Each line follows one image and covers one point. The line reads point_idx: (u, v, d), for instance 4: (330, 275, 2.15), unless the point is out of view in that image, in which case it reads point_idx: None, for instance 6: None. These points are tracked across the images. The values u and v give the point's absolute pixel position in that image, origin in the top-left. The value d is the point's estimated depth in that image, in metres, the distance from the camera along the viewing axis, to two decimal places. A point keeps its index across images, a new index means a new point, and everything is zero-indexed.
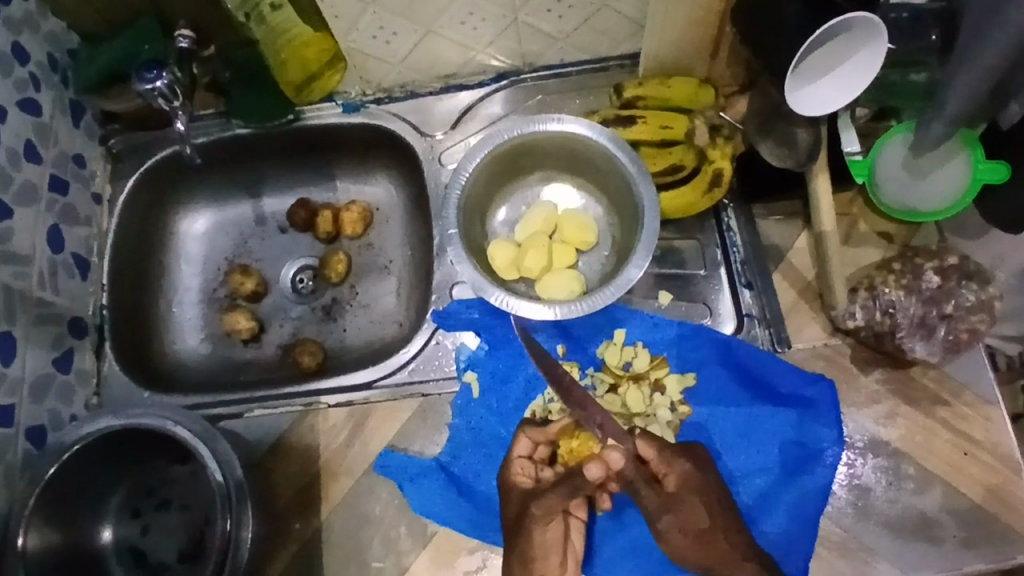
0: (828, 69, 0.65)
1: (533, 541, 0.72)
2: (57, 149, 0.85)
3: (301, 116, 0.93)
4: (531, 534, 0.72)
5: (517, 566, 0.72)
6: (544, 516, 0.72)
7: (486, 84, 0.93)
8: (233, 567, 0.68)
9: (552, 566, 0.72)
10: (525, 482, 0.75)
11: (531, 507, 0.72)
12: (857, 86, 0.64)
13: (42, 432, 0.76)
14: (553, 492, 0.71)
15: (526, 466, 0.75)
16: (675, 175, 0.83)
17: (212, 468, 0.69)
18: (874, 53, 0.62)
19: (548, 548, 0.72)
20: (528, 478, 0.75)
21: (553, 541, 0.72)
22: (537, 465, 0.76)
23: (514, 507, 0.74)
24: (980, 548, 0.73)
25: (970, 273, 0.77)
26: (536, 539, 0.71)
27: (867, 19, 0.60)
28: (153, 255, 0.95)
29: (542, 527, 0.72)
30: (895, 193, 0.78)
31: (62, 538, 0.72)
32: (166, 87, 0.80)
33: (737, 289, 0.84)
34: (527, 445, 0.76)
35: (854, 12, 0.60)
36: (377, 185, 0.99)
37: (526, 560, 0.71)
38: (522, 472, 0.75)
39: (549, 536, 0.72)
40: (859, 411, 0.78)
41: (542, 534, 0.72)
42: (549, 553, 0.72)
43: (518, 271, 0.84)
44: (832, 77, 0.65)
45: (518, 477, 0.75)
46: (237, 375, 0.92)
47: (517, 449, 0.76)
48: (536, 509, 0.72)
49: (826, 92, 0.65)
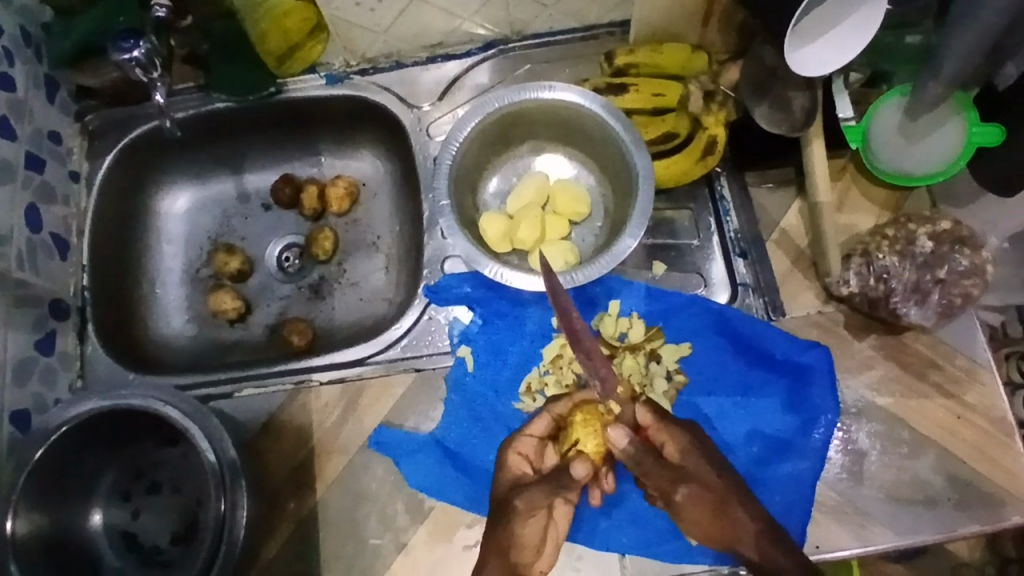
0: (816, 35, 0.64)
1: (512, 530, 0.69)
2: (33, 126, 0.82)
3: (283, 88, 0.90)
4: (514, 525, 0.69)
5: (494, 555, 0.68)
6: (526, 509, 0.69)
7: (474, 54, 0.91)
8: (229, 546, 0.67)
9: (526, 556, 0.69)
10: (521, 470, 0.73)
11: (515, 499, 0.70)
12: (843, 56, 0.64)
13: (27, 415, 0.74)
14: (538, 486, 0.71)
15: (530, 449, 0.74)
16: (669, 143, 0.82)
17: (204, 448, 0.68)
18: (863, 26, 0.63)
19: (527, 540, 0.69)
20: (528, 466, 0.73)
21: (537, 533, 0.70)
22: (541, 451, 0.75)
23: (502, 492, 0.72)
24: (974, 510, 0.73)
25: (962, 238, 0.76)
26: (517, 531, 0.68)
27: None
28: (134, 234, 0.93)
29: (524, 517, 0.69)
30: (888, 156, 0.78)
31: (52, 524, 0.70)
32: (143, 58, 0.77)
33: (731, 259, 0.84)
34: (542, 428, 0.75)
35: None
36: (363, 160, 0.97)
37: (501, 544, 0.68)
38: (520, 454, 0.74)
39: (529, 529, 0.69)
40: (853, 377, 0.78)
41: (524, 527, 0.69)
42: (527, 545, 0.69)
43: (510, 243, 0.83)
44: (826, 41, 0.64)
45: (517, 460, 0.73)
46: (226, 354, 0.90)
47: (530, 428, 0.75)
48: (521, 501, 0.70)
49: (826, 54, 0.64)
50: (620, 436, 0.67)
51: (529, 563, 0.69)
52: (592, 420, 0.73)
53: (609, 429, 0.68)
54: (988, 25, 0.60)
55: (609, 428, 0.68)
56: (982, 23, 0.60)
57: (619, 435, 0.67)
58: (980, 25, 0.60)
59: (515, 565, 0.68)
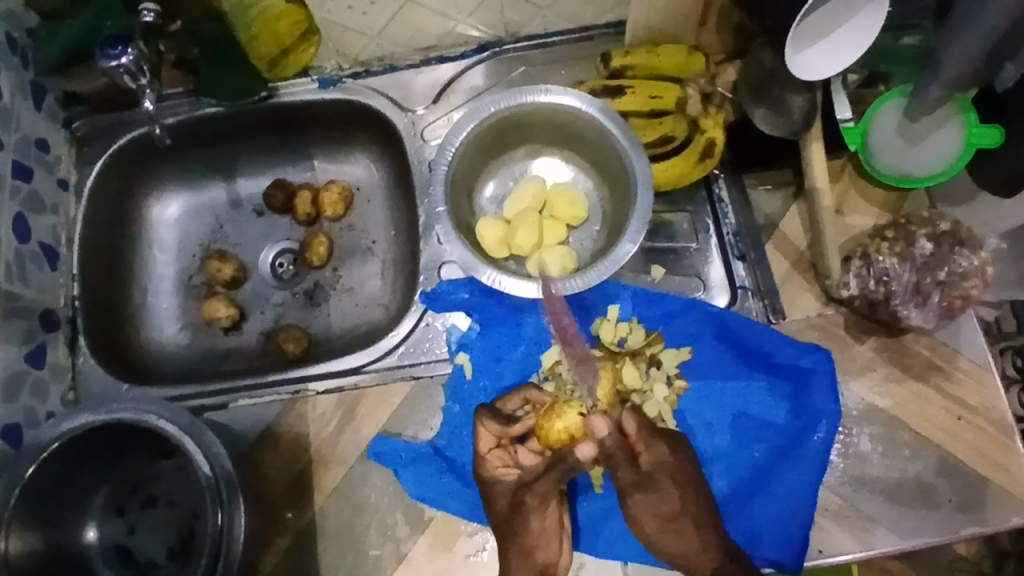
0: (807, 43, 0.63)
1: (528, 530, 0.70)
2: (19, 134, 0.81)
3: (274, 92, 0.89)
4: (529, 524, 0.70)
5: (518, 560, 0.70)
6: (539, 504, 0.70)
7: (467, 56, 0.90)
8: (228, 560, 0.66)
9: (551, 553, 0.70)
10: (508, 476, 0.73)
11: (525, 497, 0.70)
12: (822, 72, 0.64)
13: (18, 431, 0.73)
14: (545, 478, 0.70)
15: (503, 457, 0.74)
16: (666, 146, 0.81)
17: (200, 461, 0.67)
18: (846, 51, 0.63)
19: (547, 535, 0.70)
20: (511, 470, 0.74)
21: (551, 527, 0.71)
22: (511, 452, 0.75)
23: (507, 497, 0.72)
24: (977, 512, 0.73)
25: (962, 239, 0.76)
26: (532, 530, 0.70)
27: (864, 20, 0.62)
28: (125, 242, 0.91)
29: (540, 514, 0.70)
30: (889, 158, 0.78)
31: (45, 541, 0.69)
32: (132, 64, 0.75)
33: (730, 262, 0.83)
34: (491, 437, 0.75)
35: (857, 10, 0.61)
36: (356, 164, 0.96)
37: (523, 546, 0.69)
38: (501, 465, 0.74)
39: (548, 522, 0.71)
40: (855, 380, 0.78)
41: (538, 524, 0.70)
42: (546, 541, 0.70)
43: (508, 248, 0.82)
44: (811, 53, 0.63)
45: (497, 472, 0.73)
46: (221, 364, 0.89)
47: (483, 445, 0.74)
48: (531, 498, 0.70)
49: (809, 63, 0.64)
50: (601, 425, 0.68)
51: (556, 560, 0.70)
52: (577, 404, 0.72)
53: (591, 419, 0.68)
54: (990, 28, 0.59)
55: (591, 418, 0.68)
56: (983, 26, 0.60)
57: (601, 424, 0.68)
58: (982, 28, 0.60)
59: (542, 564, 0.70)
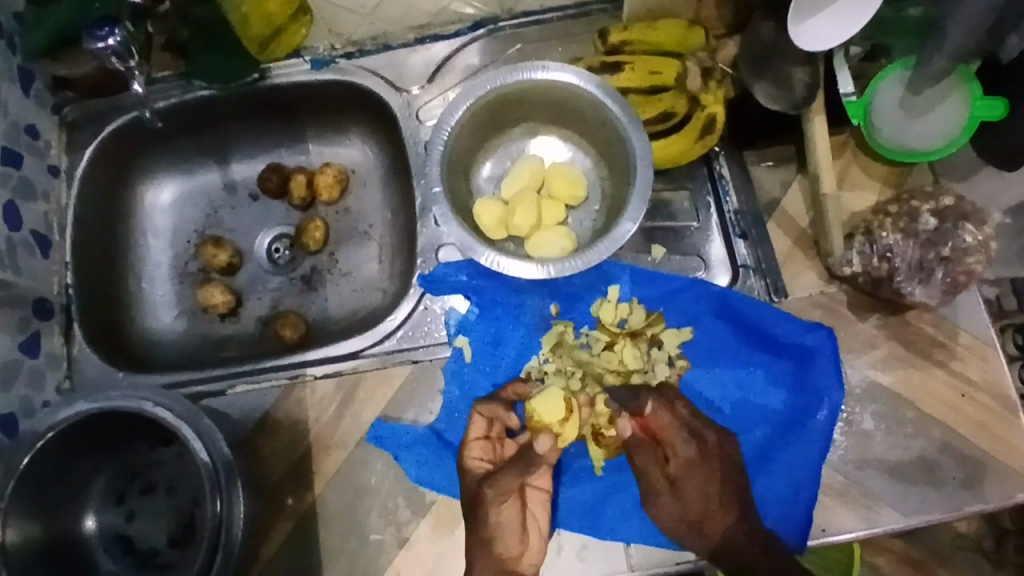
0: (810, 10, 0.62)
1: (489, 522, 0.72)
2: (8, 121, 0.79)
3: (266, 74, 0.87)
4: (490, 515, 0.72)
5: (478, 550, 0.72)
6: (497, 497, 0.73)
7: (463, 34, 0.89)
8: (227, 548, 0.65)
9: (511, 547, 0.71)
10: (482, 467, 0.75)
11: (485, 489, 0.74)
12: (824, 43, 0.63)
13: (14, 421, 0.72)
14: (506, 471, 0.75)
15: (484, 448, 0.76)
16: (666, 123, 0.79)
17: (196, 448, 0.66)
18: (849, 24, 0.62)
19: (505, 527, 0.72)
20: (486, 463, 0.75)
21: (512, 522, 0.72)
22: (496, 445, 0.77)
23: (470, 491, 0.74)
24: (981, 488, 0.73)
25: (966, 214, 0.75)
26: (493, 520, 0.72)
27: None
28: (118, 228, 0.90)
29: (497, 507, 0.73)
30: (891, 133, 0.76)
31: (43, 531, 0.69)
32: (119, 46, 0.73)
33: (731, 240, 0.82)
34: (483, 425, 0.77)
35: None
36: (352, 147, 0.94)
37: (483, 541, 0.72)
38: (478, 457, 0.75)
39: (505, 516, 0.72)
40: (857, 358, 0.77)
41: (501, 514, 0.72)
42: (506, 533, 0.71)
43: (507, 229, 0.81)
44: (814, 21, 0.62)
45: (473, 463, 0.75)
46: (218, 350, 0.88)
47: (473, 431, 0.76)
48: (492, 491, 0.74)
49: (810, 30, 0.63)
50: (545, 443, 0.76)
51: (517, 555, 0.71)
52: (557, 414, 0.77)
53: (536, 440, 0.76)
54: None
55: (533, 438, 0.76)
56: None
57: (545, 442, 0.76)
58: None
59: (501, 559, 0.70)
